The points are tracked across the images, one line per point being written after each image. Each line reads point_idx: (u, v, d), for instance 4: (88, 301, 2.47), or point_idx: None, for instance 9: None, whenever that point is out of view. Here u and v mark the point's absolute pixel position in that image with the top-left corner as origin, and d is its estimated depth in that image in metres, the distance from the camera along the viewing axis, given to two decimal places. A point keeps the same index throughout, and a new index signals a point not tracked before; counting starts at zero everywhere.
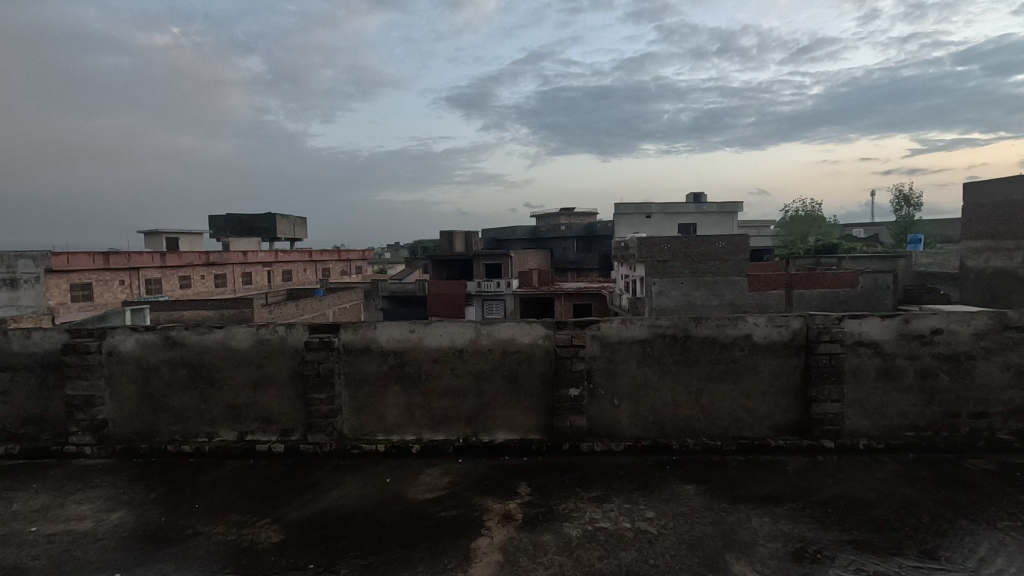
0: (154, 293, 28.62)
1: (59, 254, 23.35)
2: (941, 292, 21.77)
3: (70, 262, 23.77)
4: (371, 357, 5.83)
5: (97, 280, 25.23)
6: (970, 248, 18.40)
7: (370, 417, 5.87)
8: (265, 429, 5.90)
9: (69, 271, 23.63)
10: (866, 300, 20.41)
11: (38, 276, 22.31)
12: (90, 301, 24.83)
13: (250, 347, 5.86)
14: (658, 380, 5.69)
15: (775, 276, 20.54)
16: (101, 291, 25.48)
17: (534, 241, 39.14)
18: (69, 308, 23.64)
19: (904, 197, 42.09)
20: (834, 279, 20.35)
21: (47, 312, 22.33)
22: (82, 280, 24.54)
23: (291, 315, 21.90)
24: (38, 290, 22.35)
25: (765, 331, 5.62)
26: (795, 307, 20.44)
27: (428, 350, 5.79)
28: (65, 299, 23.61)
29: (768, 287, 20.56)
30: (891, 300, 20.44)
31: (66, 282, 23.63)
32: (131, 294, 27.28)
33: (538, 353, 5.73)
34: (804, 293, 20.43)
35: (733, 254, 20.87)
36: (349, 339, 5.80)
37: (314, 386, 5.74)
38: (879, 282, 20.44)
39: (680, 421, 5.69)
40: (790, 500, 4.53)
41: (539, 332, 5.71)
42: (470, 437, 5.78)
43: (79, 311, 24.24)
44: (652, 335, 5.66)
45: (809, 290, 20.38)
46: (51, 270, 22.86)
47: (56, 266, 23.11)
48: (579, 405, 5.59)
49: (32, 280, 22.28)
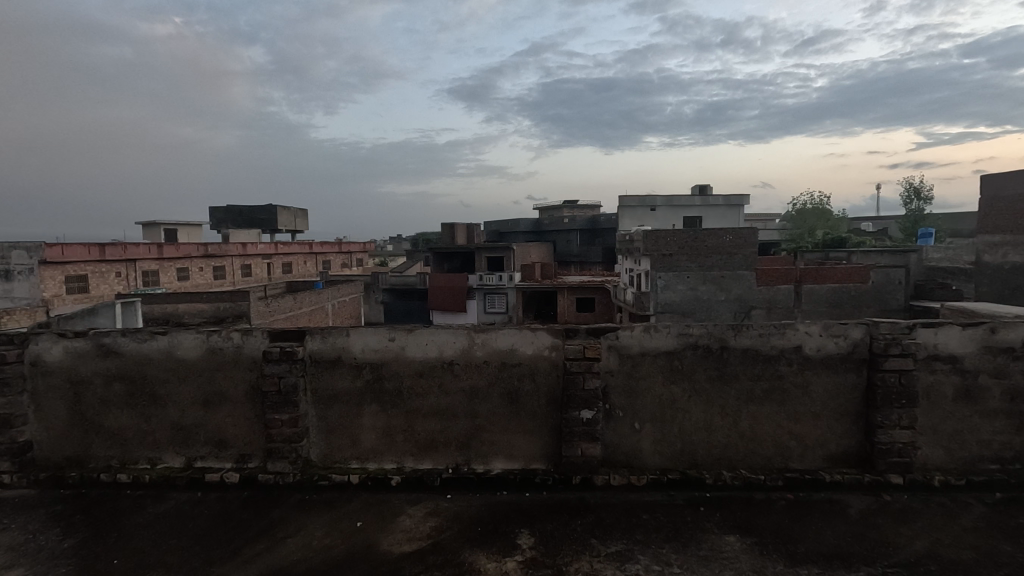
0: (151, 285, 27.68)
1: (54, 245, 22.68)
2: (954, 288, 20.74)
3: (64, 253, 23.00)
4: (344, 371, 4.87)
5: (93, 272, 24.34)
6: (986, 242, 17.33)
7: (342, 441, 4.93)
8: (219, 454, 4.97)
9: (63, 262, 22.78)
10: (876, 296, 19.41)
11: (33, 267, 21.78)
12: (86, 293, 23.95)
13: (199, 357, 4.91)
14: (687, 400, 4.73)
15: (784, 270, 19.55)
16: (97, 283, 24.59)
17: (537, 233, 38.12)
18: (64, 300, 22.77)
19: (913, 190, 40.97)
20: (845, 273, 19.42)
21: (42, 304, 21.56)
22: (78, 271, 23.72)
23: (288, 309, 20.89)
24: (32, 282, 21.87)
25: (819, 342, 4.62)
26: (803, 303, 19.52)
27: (411, 362, 4.82)
28: (60, 291, 22.78)
29: (776, 282, 19.57)
30: (903, 297, 19.45)
31: (61, 274, 22.83)
32: (128, 286, 26.36)
33: (543, 367, 4.75)
34: (813, 288, 19.50)
35: (740, 248, 19.70)
36: (318, 349, 4.85)
37: (274, 405, 4.77)
38: (890, 277, 19.43)
39: (712, 449, 4.74)
40: (864, 562, 3.57)
41: (545, 342, 4.73)
42: (462, 466, 4.83)
43: (75, 303, 23.40)
44: (681, 346, 4.68)
45: (819, 284, 19.51)
46: (46, 261, 22.07)
47: (51, 257, 22.33)
48: (593, 430, 4.62)
49: (27, 272, 21.81)
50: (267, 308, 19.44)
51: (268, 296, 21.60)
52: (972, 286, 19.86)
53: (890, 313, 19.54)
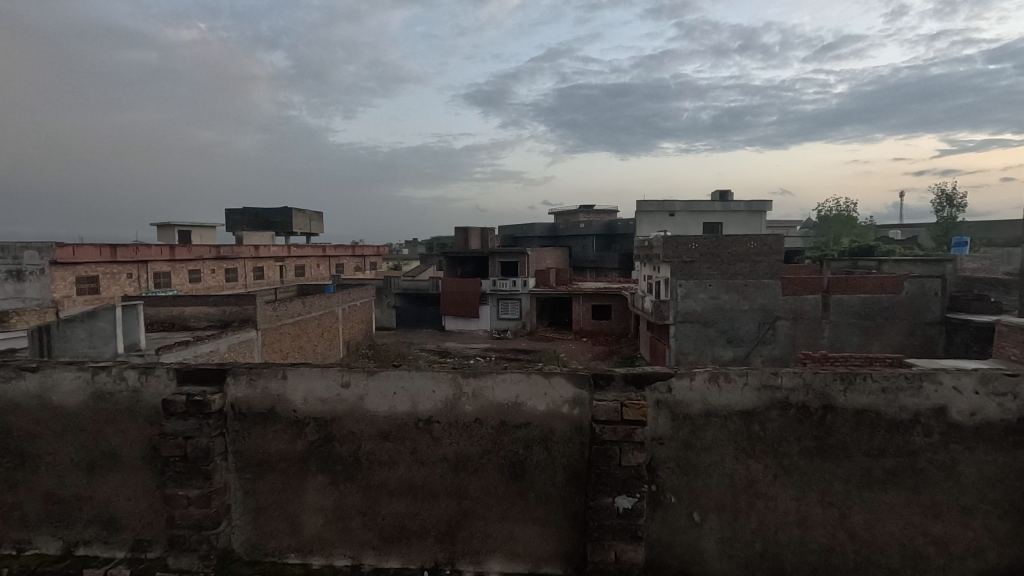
0: (162, 288, 26.72)
1: (65, 245, 21.69)
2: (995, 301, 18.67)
3: (75, 253, 22.03)
4: (280, 428, 3.46)
5: (103, 273, 23.44)
6: None
7: (278, 524, 3.50)
8: (109, 538, 3.57)
9: (74, 262, 21.89)
10: (911, 309, 17.37)
11: (44, 268, 20.87)
12: (96, 295, 23.07)
13: (82, 404, 3.53)
14: (772, 483, 3.23)
15: (812, 278, 17.70)
16: (108, 284, 23.67)
17: (553, 239, 36.62)
18: (73, 302, 21.88)
19: (946, 197, 38.58)
20: (875, 283, 17.48)
21: (51, 305, 20.62)
22: (88, 272, 22.79)
23: (297, 313, 18.93)
24: (43, 283, 20.98)
25: (973, 403, 3.10)
26: (831, 314, 17.63)
27: (371, 419, 3.41)
28: (70, 292, 21.93)
29: (803, 291, 17.78)
30: (940, 309, 17.40)
31: (72, 274, 21.92)
32: (139, 288, 25.41)
33: (560, 431, 3.30)
34: (842, 298, 17.62)
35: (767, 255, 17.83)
36: (245, 398, 3.46)
37: (179, 475, 3.36)
38: (927, 288, 17.37)
39: (808, 555, 3.21)
40: None
41: (566, 394, 3.27)
42: (443, 567, 3.38)
43: (85, 305, 22.47)
44: (762, 406, 3.21)
45: (848, 295, 17.62)
46: (56, 262, 21.16)
47: (62, 258, 21.41)
48: (632, 525, 3.14)
49: (38, 273, 20.91)
50: (274, 311, 17.48)
51: (277, 300, 19.97)
52: (1017, 298, 17.76)
53: (925, 327, 17.47)
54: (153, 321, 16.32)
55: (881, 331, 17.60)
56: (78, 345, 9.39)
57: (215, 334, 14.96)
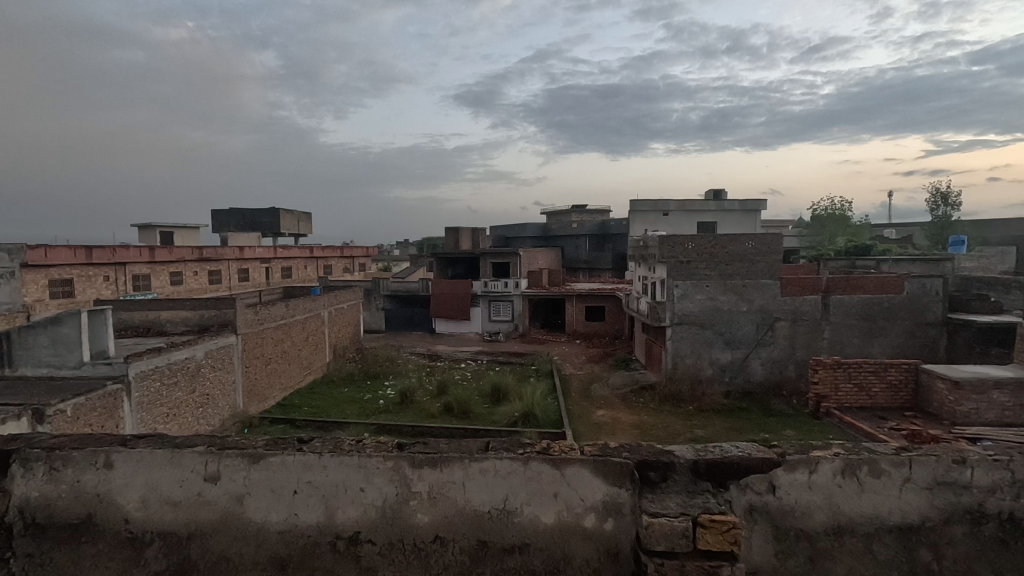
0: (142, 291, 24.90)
1: (36, 246, 19.94)
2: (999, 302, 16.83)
3: (48, 255, 20.23)
4: (101, 549, 2.03)
5: (78, 276, 21.65)
6: None
7: None
8: None
9: (47, 264, 20.13)
10: (913, 310, 14.76)
11: (12, 271, 19.22)
12: (70, 298, 21.25)
13: None
14: None
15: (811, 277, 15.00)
16: (83, 287, 21.85)
17: (545, 238, 35.15)
18: (46, 306, 20.10)
19: (940, 195, 37.49)
20: (876, 282, 14.84)
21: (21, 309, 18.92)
22: (62, 275, 20.97)
23: (281, 316, 17.20)
24: (12, 286, 19.31)
25: None
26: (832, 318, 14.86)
27: (255, 534, 1.99)
28: (43, 295, 20.08)
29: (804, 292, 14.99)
30: (942, 309, 14.87)
31: (45, 277, 20.14)
32: (117, 291, 23.59)
33: (585, 555, 1.89)
34: (843, 299, 14.88)
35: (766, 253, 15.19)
36: (42, 498, 2.04)
37: None
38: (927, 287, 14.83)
39: None
40: None
41: (591, 497, 1.89)
42: None
43: (57, 310, 20.67)
44: (939, 514, 1.83)
45: (849, 295, 14.90)
46: (27, 265, 19.45)
47: (34, 260, 19.67)
48: None
49: (6, 276, 19.23)
50: (256, 314, 15.78)
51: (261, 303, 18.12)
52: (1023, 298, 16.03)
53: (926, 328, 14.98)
54: (123, 326, 14.70)
55: (883, 332, 14.91)
56: (41, 354, 7.84)
57: (194, 339, 13.17)
